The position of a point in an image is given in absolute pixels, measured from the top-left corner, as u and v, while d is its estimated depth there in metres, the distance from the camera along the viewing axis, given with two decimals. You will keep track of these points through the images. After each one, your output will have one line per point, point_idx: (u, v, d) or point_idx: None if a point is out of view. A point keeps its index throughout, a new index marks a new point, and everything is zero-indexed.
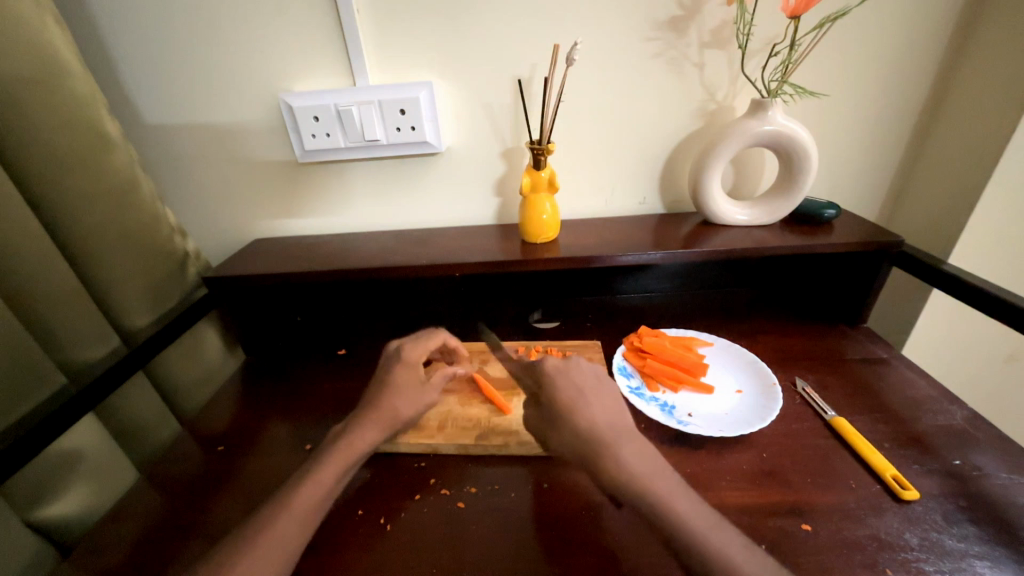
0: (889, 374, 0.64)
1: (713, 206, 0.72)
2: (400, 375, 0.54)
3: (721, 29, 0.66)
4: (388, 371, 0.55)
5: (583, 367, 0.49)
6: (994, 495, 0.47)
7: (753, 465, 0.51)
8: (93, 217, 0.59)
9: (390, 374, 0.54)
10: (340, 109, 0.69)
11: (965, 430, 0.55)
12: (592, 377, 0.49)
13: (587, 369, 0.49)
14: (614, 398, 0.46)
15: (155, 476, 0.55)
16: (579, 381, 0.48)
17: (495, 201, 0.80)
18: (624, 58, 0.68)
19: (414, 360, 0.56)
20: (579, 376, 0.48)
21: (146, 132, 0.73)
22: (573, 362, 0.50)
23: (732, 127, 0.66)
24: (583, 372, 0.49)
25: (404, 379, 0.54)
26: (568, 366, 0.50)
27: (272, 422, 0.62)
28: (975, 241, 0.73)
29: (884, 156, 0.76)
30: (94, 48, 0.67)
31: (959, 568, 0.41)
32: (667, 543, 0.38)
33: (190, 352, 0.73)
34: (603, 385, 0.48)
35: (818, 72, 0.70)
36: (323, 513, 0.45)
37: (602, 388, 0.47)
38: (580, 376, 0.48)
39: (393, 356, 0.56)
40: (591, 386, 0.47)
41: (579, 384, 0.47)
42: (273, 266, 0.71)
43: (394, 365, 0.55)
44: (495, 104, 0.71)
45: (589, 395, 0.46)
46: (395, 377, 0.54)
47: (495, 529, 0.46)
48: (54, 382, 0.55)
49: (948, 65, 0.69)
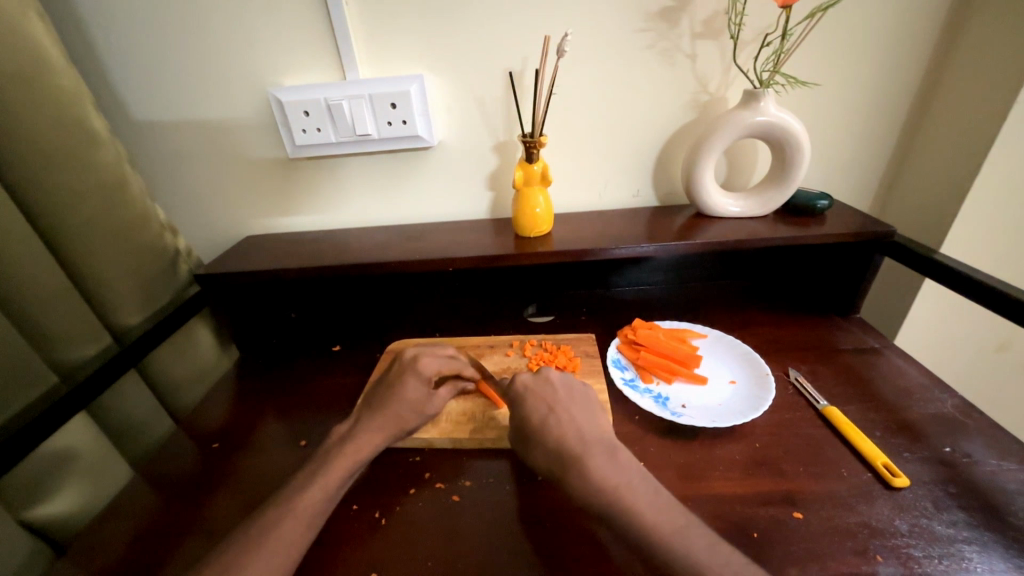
0: (881, 363, 0.64)
1: (706, 199, 0.72)
2: (410, 381, 0.55)
3: (713, 19, 0.66)
4: (401, 378, 0.56)
5: (552, 381, 0.52)
6: (983, 481, 0.47)
7: (745, 455, 0.52)
8: (81, 213, 0.58)
9: (400, 380, 0.55)
10: (330, 103, 0.68)
11: (955, 418, 0.55)
12: (562, 388, 0.52)
13: (554, 382, 0.52)
14: (581, 411, 0.49)
15: (150, 475, 0.55)
16: (549, 395, 0.50)
17: (488, 195, 0.80)
18: (616, 50, 0.68)
19: (426, 370, 0.57)
20: (549, 389, 0.51)
21: (134, 129, 0.72)
22: (543, 377, 0.53)
23: (726, 119, 0.66)
24: (551, 385, 0.52)
25: (413, 386, 0.55)
26: (537, 381, 0.52)
27: (267, 419, 0.62)
28: (966, 231, 0.73)
29: (877, 146, 0.76)
30: (81, 44, 0.66)
31: (948, 553, 0.41)
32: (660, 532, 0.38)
33: (183, 350, 0.72)
34: (570, 397, 0.50)
35: (811, 61, 0.69)
36: (326, 511, 0.45)
37: (569, 401, 0.50)
38: (548, 390, 0.51)
39: (408, 364, 0.57)
40: (561, 399, 0.50)
41: (547, 399, 0.50)
42: (265, 262, 0.70)
43: (407, 373, 0.56)
44: (487, 97, 0.71)
45: (557, 409, 0.48)
46: (404, 384, 0.55)
47: (490, 521, 0.47)
48: (46, 381, 0.55)
49: (940, 53, 0.69)
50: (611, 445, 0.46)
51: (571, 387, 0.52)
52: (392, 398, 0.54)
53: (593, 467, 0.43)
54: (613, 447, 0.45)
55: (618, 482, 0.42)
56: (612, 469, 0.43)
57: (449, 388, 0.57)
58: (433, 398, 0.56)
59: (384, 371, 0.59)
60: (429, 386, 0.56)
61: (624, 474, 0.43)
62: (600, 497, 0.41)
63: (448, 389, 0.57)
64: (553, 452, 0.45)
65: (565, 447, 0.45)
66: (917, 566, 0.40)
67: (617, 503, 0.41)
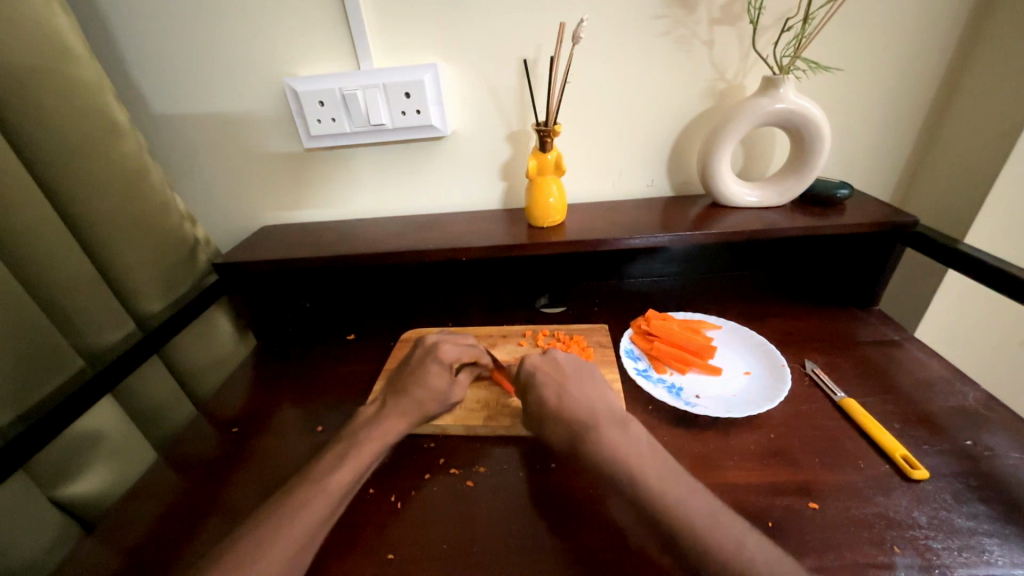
0: (900, 355, 0.63)
1: (724, 189, 0.71)
2: (433, 368, 0.56)
3: (732, 4, 0.65)
4: (423, 365, 0.56)
5: (560, 361, 0.52)
6: (1005, 474, 0.47)
7: (759, 446, 0.52)
8: (104, 203, 0.59)
9: (423, 367, 0.56)
10: (344, 93, 0.68)
11: (977, 411, 0.54)
12: (571, 367, 0.52)
13: (562, 363, 0.52)
14: (592, 387, 0.49)
15: (173, 457, 0.56)
16: (559, 374, 0.51)
17: (501, 185, 0.79)
18: (631, 36, 0.67)
19: (448, 358, 0.57)
20: (559, 369, 0.52)
21: (153, 121, 0.73)
22: (550, 357, 0.53)
23: (743, 106, 0.65)
24: (558, 366, 0.52)
25: (435, 374, 0.55)
26: (546, 362, 0.52)
27: (284, 405, 0.63)
28: (992, 221, 0.71)
29: (900, 133, 0.74)
30: (101, 37, 0.67)
31: (968, 545, 0.41)
32: (672, 519, 0.38)
33: (202, 337, 0.74)
34: (580, 374, 0.51)
35: (832, 46, 0.68)
36: (350, 496, 0.45)
37: (580, 379, 0.50)
38: (556, 371, 0.51)
39: (430, 350, 0.57)
40: (571, 378, 0.50)
41: (558, 379, 0.50)
42: (281, 252, 0.71)
43: (429, 361, 0.56)
44: (500, 86, 0.70)
45: (569, 385, 0.49)
46: (427, 371, 0.55)
47: (505, 507, 0.47)
48: (73, 367, 0.57)
49: (969, 37, 0.66)
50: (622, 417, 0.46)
51: (581, 366, 0.52)
52: (414, 386, 0.54)
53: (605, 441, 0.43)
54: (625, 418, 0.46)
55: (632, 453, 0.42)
56: (626, 444, 0.43)
57: (468, 374, 0.58)
58: (455, 385, 0.56)
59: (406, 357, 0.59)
60: (451, 374, 0.56)
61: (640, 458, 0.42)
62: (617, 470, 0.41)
63: (467, 374, 0.58)
64: (566, 426, 0.46)
65: (580, 420, 0.46)
66: (936, 558, 0.40)
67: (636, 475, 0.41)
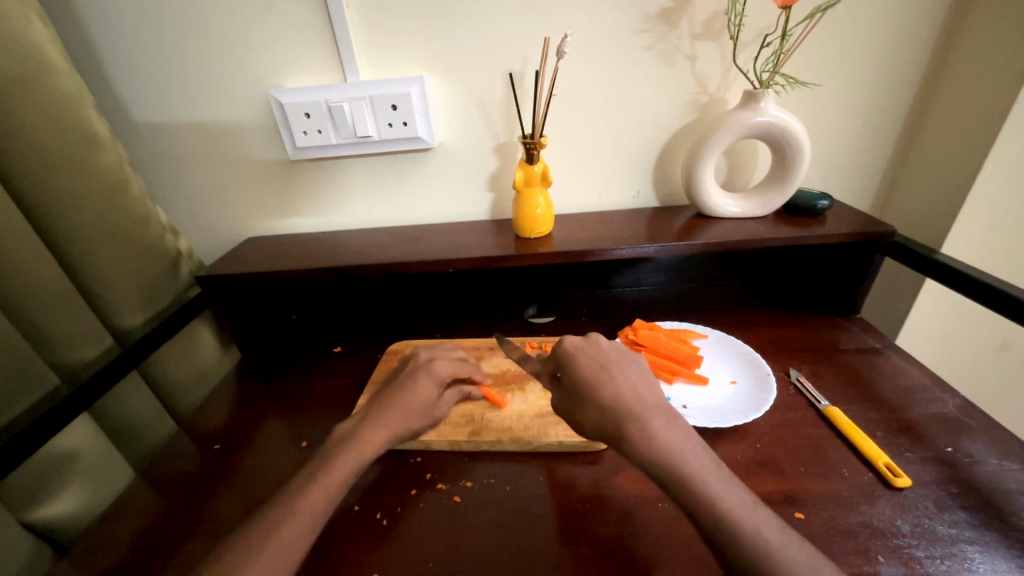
0: (881, 363, 0.64)
1: (707, 200, 0.72)
2: (424, 382, 0.54)
3: (712, 20, 0.66)
4: (414, 376, 0.54)
5: (603, 344, 0.50)
6: (985, 481, 0.47)
7: (746, 456, 0.52)
8: (83, 215, 0.58)
9: (414, 379, 0.54)
10: (331, 105, 0.68)
11: (956, 418, 0.55)
12: (614, 352, 0.49)
13: (604, 346, 0.50)
14: (636, 371, 0.47)
15: (152, 476, 0.55)
16: (600, 357, 0.48)
17: (489, 196, 0.80)
18: (616, 51, 0.68)
19: (441, 373, 0.55)
20: (601, 351, 0.49)
21: (135, 131, 0.72)
22: (592, 340, 0.51)
23: (725, 119, 0.66)
24: (601, 348, 0.49)
25: (426, 388, 0.53)
26: (586, 343, 0.50)
27: (269, 420, 0.62)
28: (966, 231, 0.73)
29: (876, 146, 0.76)
30: (82, 47, 0.66)
31: (950, 553, 0.41)
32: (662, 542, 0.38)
33: (184, 350, 0.72)
34: (624, 360, 0.48)
35: (809, 62, 0.70)
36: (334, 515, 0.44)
37: (622, 363, 0.48)
38: (599, 353, 0.49)
39: (422, 365, 0.55)
40: (613, 361, 0.48)
41: (600, 359, 0.48)
42: (266, 264, 0.71)
43: (421, 375, 0.54)
44: (487, 99, 0.71)
45: (611, 366, 0.47)
46: (418, 385, 0.53)
47: (491, 522, 0.47)
48: (49, 383, 0.55)
49: (938, 54, 0.69)
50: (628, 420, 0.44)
51: (623, 351, 0.50)
52: (403, 397, 0.52)
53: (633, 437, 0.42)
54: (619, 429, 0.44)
55: (682, 444, 0.41)
56: None
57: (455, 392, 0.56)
58: (441, 401, 0.54)
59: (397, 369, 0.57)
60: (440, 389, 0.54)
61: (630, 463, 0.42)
62: (662, 458, 0.40)
63: (454, 393, 0.56)
64: (602, 410, 0.44)
65: (611, 406, 0.44)
66: (920, 566, 0.40)
67: (666, 469, 0.40)
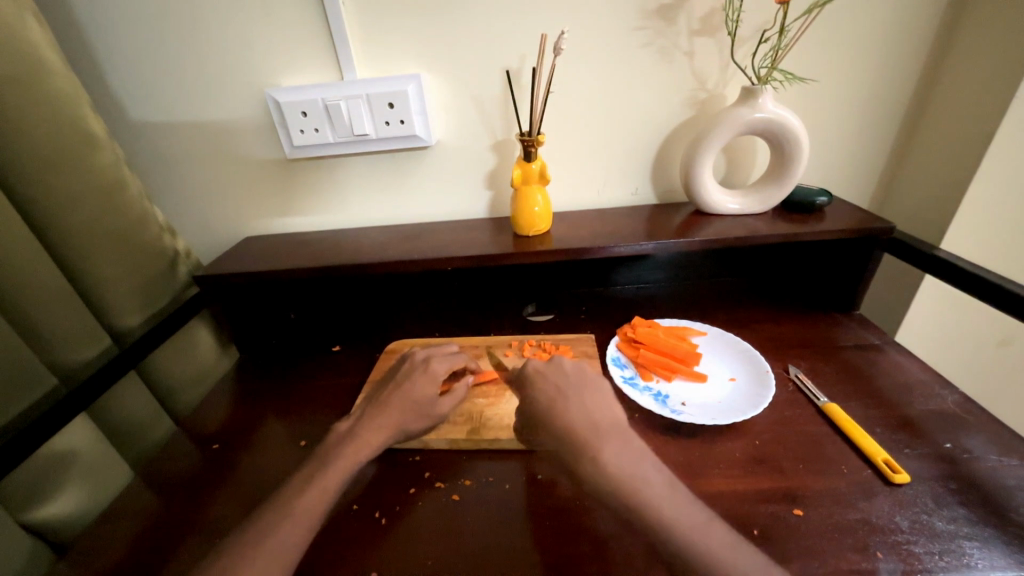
0: (880, 359, 0.64)
1: (706, 197, 0.72)
2: (420, 383, 0.54)
3: (710, 16, 0.66)
4: (409, 377, 0.54)
5: (565, 367, 0.49)
6: (984, 477, 0.47)
7: (745, 453, 0.52)
8: (79, 216, 0.58)
9: (410, 380, 0.54)
10: (327, 103, 0.68)
11: (956, 414, 0.55)
12: (575, 374, 0.49)
13: (567, 368, 0.49)
14: (593, 396, 0.46)
15: (150, 476, 0.55)
16: (560, 381, 0.48)
17: (487, 194, 0.79)
18: (613, 48, 0.68)
19: (438, 373, 0.55)
20: (562, 375, 0.49)
21: (133, 131, 0.72)
22: (555, 362, 0.50)
23: (723, 116, 0.66)
24: (563, 371, 0.49)
25: (422, 388, 0.53)
26: (549, 366, 0.50)
27: (268, 419, 0.62)
28: (966, 227, 0.73)
29: (875, 142, 0.76)
30: (78, 47, 0.66)
31: (949, 549, 0.41)
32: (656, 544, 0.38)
33: (183, 350, 0.72)
34: (584, 382, 0.48)
35: (808, 57, 0.69)
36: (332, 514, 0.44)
37: (582, 387, 0.47)
38: (559, 377, 0.48)
39: (418, 365, 0.55)
40: (572, 385, 0.47)
41: (558, 384, 0.48)
42: (264, 263, 0.70)
43: (416, 375, 0.54)
44: (484, 96, 0.71)
45: (568, 391, 0.47)
46: (414, 385, 0.53)
47: (489, 520, 0.47)
48: (46, 384, 0.55)
49: (938, 48, 0.68)
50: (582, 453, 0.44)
51: (585, 373, 0.49)
52: (399, 398, 0.52)
53: (609, 453, 0.41)
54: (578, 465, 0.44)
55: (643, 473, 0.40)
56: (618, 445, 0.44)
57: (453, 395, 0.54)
58: (441, 401, 0.54)
59: (393, 370, 0.57)
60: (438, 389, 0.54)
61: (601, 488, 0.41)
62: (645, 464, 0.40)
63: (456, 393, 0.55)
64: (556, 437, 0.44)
65: (564, 434, 0.44)
66: (918, 562, 0.40)
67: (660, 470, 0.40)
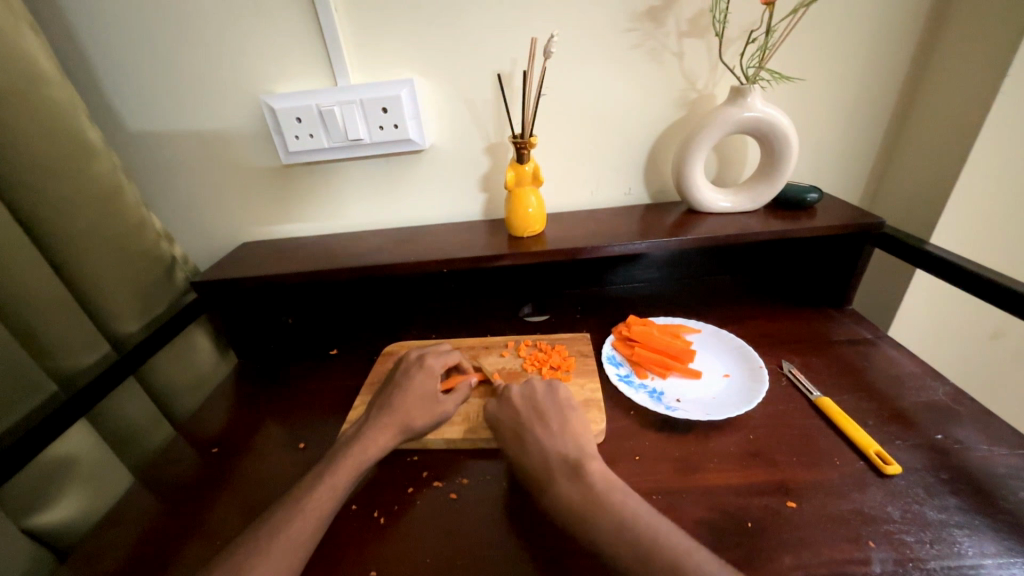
0: (873, 354, 0.65)
1: (698, 196, 0.73)
2: (418, 379, 0.56)
3: (699, 17, 0.67)
4: (409, 376, 0.56)
5: (516, 400, 0.54)
6: (974, 467, 0.48)
7: (739, 447, 0.52)
8: (77, 224, 0.59)
9: (409, 378, 0.56)
10: (322, 109, 0.68)
11: (947, 405, 0.56)
12: (526, 407, 0.53)
13: (517, 402, 0.54)
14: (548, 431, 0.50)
15: (151, 480, 0.55)
16: (515, 420, 0.52)
17: (481, 196, 0.80)
18: (604, 50, 0.69)
19: (433, 368, 0.57)
20: (515, 409, 0.53)
21: (129, 139, 0.73)
22: (504, 398, 0.55)
23: (713, 116, 0.67)
24: (513, 407, 0.53)
25: (421, 383, 0.55)
26: (503, 405, 0.54)
27: (268, 423, 0.63)
28: (956, 221, 0.73)
29: (863, 138, 0.77)
30: (74, 57, 0.67)
31: (940, 538, 0.42)
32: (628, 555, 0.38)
33: (180, 356, 0.73)
34: (537, 415, 0.52)
35: (795, 57, 0.70)
36: (333, 515, 0.45)
37: (537, 422, 0.51)
38: (513, 415, 0.53)
39: (415, 363, 0.58)
40: (526, 423, 0.52)
41: (513, 420, 0.52)
42: (261, 268, 0.71)
43: (414, 372, 0.57)
44: (477, 99, 0.71)
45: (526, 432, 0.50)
46: (413, 382, 0.56)
47: (488, 518, 0.47)
48: (46, 390, 0.56)
49: (923, 46, 0.70)
50: (582, 454, 0.46)
51: (536, 404, 0.53)
52: (402, 397, 0.54)
53: None
54: (578, 465, 0.45)
55: None
56: None
57: (458, 393, 0.56)
58: (444, 399, 0.55)
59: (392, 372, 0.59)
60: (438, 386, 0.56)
61: (589, 492, 0.43)
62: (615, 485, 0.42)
63: (459, 392, 0.56)
64: None
65: None
66: (909, 551, 0.41)
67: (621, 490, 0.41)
